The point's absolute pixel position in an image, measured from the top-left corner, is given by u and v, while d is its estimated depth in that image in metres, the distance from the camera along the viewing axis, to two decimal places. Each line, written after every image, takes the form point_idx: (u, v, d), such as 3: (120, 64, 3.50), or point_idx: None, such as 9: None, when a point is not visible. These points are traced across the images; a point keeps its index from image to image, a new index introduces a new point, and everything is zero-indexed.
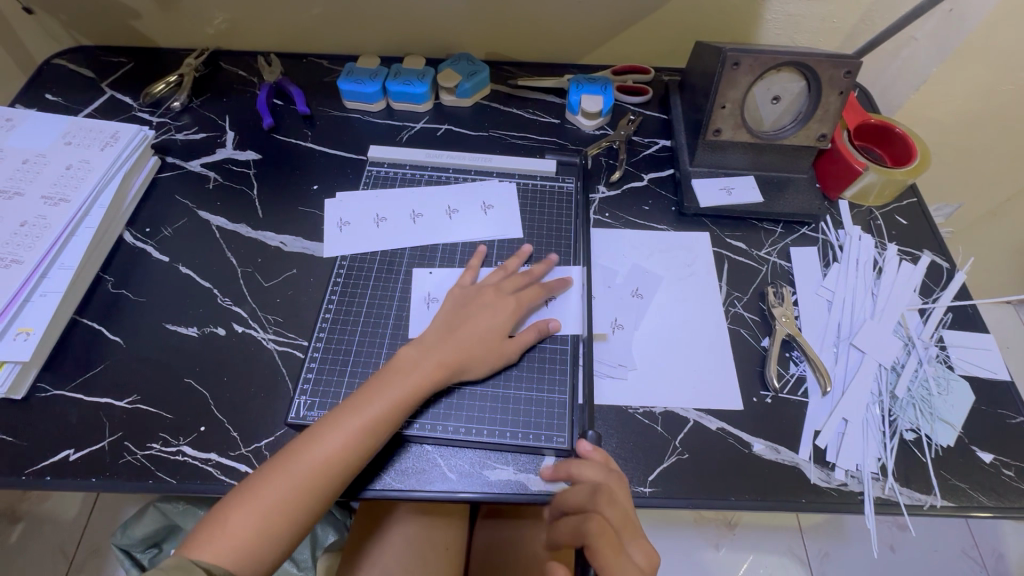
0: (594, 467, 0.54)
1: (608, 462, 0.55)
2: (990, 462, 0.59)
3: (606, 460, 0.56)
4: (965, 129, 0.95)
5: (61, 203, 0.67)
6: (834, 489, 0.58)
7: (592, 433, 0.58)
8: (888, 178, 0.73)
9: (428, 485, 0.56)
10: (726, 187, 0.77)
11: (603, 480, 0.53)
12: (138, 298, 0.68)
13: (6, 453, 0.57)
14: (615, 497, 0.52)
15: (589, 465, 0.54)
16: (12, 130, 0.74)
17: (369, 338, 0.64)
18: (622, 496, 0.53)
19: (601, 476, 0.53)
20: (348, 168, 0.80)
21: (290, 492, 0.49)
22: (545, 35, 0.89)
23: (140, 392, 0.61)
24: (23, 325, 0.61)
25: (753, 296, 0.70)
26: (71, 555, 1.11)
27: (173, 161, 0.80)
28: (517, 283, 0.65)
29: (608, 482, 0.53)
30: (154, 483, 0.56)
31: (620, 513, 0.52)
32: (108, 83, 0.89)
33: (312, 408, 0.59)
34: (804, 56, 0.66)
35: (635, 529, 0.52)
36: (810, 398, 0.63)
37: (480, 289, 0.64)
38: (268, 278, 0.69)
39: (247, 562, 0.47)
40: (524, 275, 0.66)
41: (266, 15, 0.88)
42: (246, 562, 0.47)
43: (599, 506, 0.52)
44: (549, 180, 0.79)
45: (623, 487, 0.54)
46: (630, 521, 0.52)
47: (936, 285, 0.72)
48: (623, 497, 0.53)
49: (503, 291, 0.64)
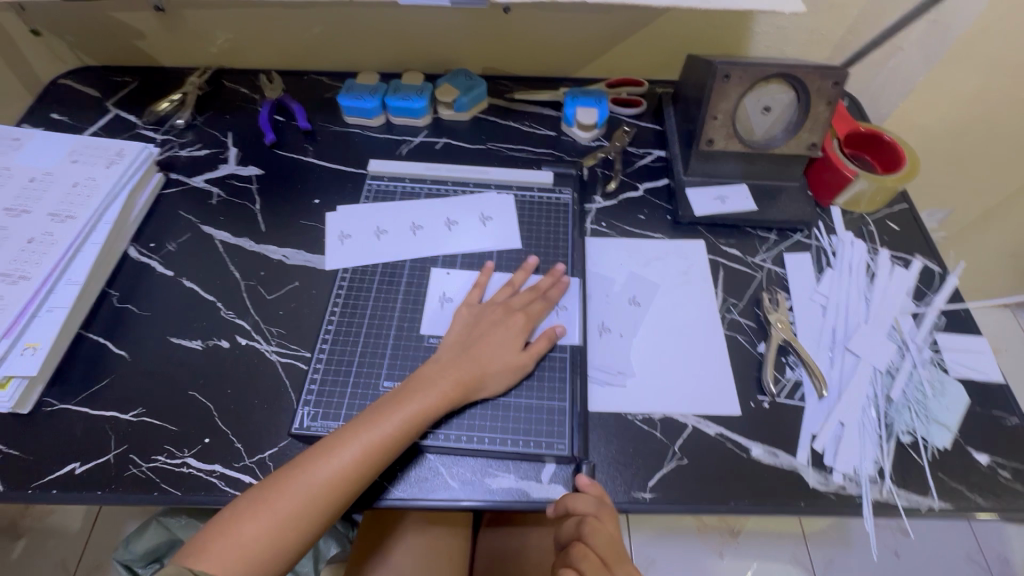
0: (585, 499, 0.53)
1: (602, 497, 0.54)
2: (986, 463, 0.60)
3: (600, 494, 0.54)
4: (954, 135, 0.97)
5: (68, 220, 0.69)
6: (833, 492, 0.58)
7: (586, 465, 0.58)
8: (878, 185, 0.75)
9: (430, 493, 0.57)
10: (720, 196, 0.78)
11: (593, 512, 0.53)
12: (142, 312, 0.69)
13: (13, 467, 0.57)
14: (601, 527, 0.52)
15: (581, 497, 0.53)
16: (19, 149, 0.75)
17: (372, 348, 0.65)
18: (611, 526, 0.53)
19: (592, 508, 0.53)
20: (348, 182, 0.81)
21: (303, 504, 0.50)
22: (541, 50, 0.91)
23: (145, 405, 0.62)
24: (30, 340, 0.62)
25: (748, 302, 0.71)
26: (72, 569, 1.11)
27: (177, 177, 0.82)
28: (526, 299, 0.66)
29: (598, 514, 0.52)
30: (159, 495, 0.57)
31: (607, 542, 0.52)
32: (114, 102, 0.90)
33: (316, 418, 0.60)
34: (792, 68, 0.68)
35: (622, 555, 0.52)
36: (806, 402, 0.63)
37: (489, 307, 0.65)
38: (271, 291, 0.71)
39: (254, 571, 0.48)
40: (532, 291, 0.67)
41: (267, 34, 0.90)
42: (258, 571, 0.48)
43: (585, 537, 0.52)
44: (545, 191, 0.80)
45: (613, 518, 0.54)
46: (616, 548, 0.52)
47: (929, 289, 0.73)
48: (611, 527, 0.53)
49: (512, 308, 0.65)
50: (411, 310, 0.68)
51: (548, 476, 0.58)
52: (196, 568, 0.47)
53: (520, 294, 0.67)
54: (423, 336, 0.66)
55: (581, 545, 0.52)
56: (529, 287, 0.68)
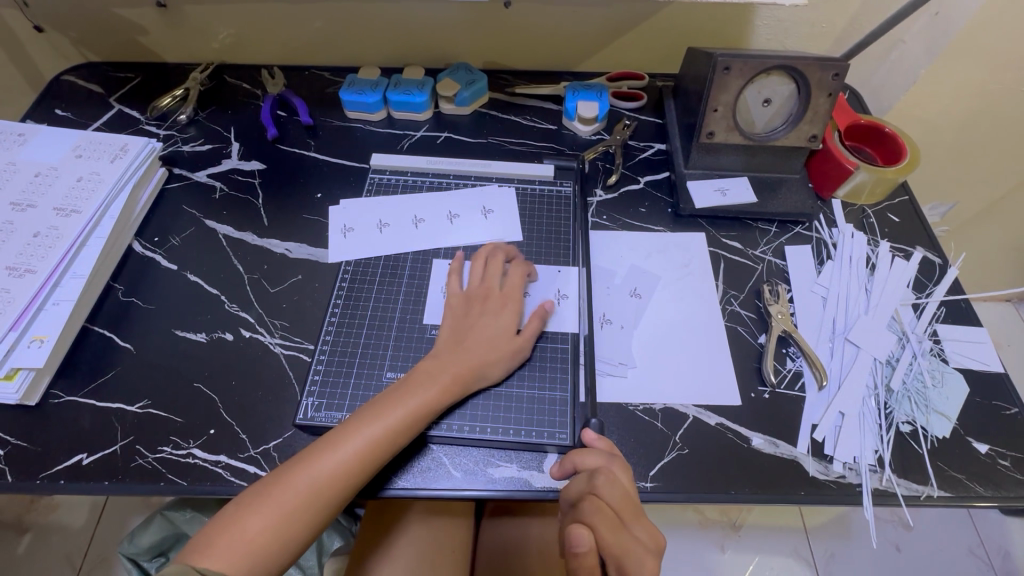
0: (596, 454, 0.54)
1: (612, 450, 0.56)
2: (986, 453, 0.60)
3: (610, 447, 0.57)
4: (955, 128, 0.97)
5: (73, 214, 0.69)
6: (834, 481, 0.59)
7: (594, 420, 0.60)
8: (879, 177, 0.75)
9: (433, 483, 0.57)
10: (721, 189, 0.79)
11: (604, 465, 0.54)
12: (147, 305, 0.69)
13: (21, 458, 0.58)
14: (614, 477, 0.52)
15: (591, 453, 0.55)
16: (25, 145, 0.76)
17: (374, 340, 0.66)
18: (624, 478, 0.53)
19: (603, 462, 0.54)
20: (351, 176, 0.82)
21: (307, 498, 0.51)
22: (541, 44, 0.92)
23: (150, 397, 0.62)
24: (36, 333, 0.62)
25: (749, 294, 0.72)
26: (79, 564, 1.12)
27: (180, 172, 0.82)
28: (514, 279, 0.66)
29: (610, 466, 0.54)
30: (165, 485, 0.57)
31: (620, 494, 0.51)
32: (117, 98, 0.91)
33: (320, 409, 0.61)
34: (793, 60, 0.68)
35: (637, 510, 0.51)
36: (807, 393, 0.64)
37: (478, 290, 0.65)
38: (274, 285, 0.71)
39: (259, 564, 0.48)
40: (519, 267, 0.67)
41: (269, 29, 0.90)
42: (263, 564, 0.49)
43: (597, 486, 0.51)
44: (547, 185, 0.80)
45: (625, 472, 0.54)
46: (631, 502, 0.52)
47: (929, 280, 0.73)
48: (623, 479, 0.53)
49: (501, 291, 0.65)
50: (414, 302, 0.69)
51: (550, 465, 0.59)
52: (202, 562, 0.47)
53: (509, 273, 0.67)
54: (426, 328, 0.67)
55: (593, 497, 0.51)
56: (517, 265, 0.68)
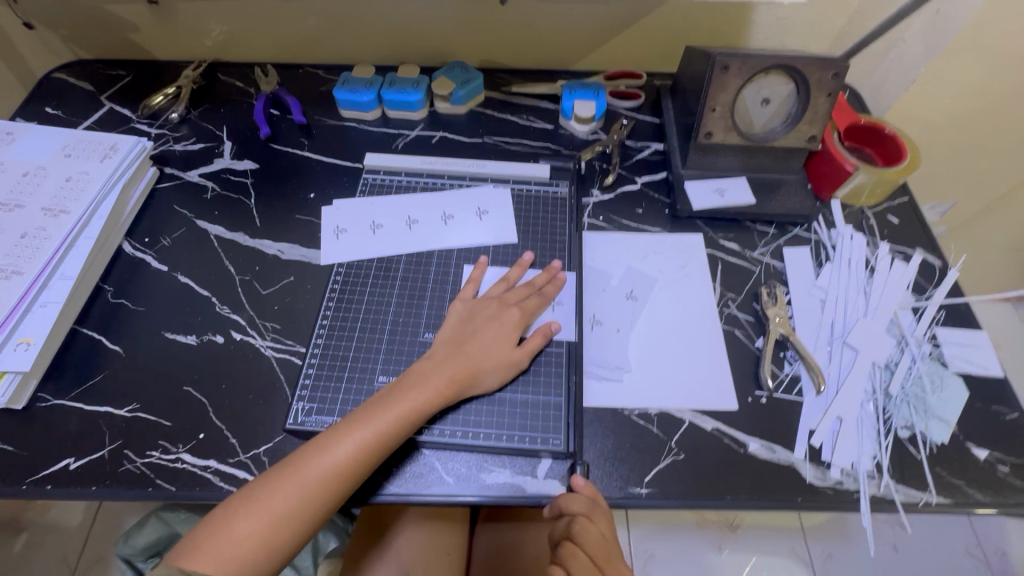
0: (579, 500, 0.53)
1: (596, 497, 0.54)
2: (985, 459, 0.59)
3: (595, 494, 0.54)
4: (956, 128, 0.96)
5: (61, 214, 0.68)
6: (830, 488, 0.58)
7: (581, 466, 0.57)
8: (879, 178, 0.74)
9: (425, 488, 0.57)
10: (719, 189, 0.77)
11: (586, 512, 0.52)
12: (137, 307, 0.69)
13: (8, 463, 0.57)
14: (592, 527, 0.52)
15: (574, 499, 0.53)
16: (13, 144, 0.75)
17: (367, 343, 0.65)
18: (603, 526, 0.53)
19: (585, 509, 0.52)
20: (345, 176, 0.81)
21: (296, 502, 0.50)
22: (537, 41, 0.91)
23: (140, 401, 0.62)
24: (23, 335, 0.61)
25: (746, 296, 0.71)
26: (73, 564, 1.11)
27: (171, 172, 0.81)
28: (521, 295, 0.66)
29: (591, 514, 0.52)
30: (153, 490, 0.56)
31: (598, 542, 0.52)
32: (108, 96, 0.90)
33: (310, 413, 0.60)
34: (791, 59, 0.67)
35: (613, 556, 0.52)
36: (803, 398, 0.63)
37: (485, 301, 0.65)
38: (266, 286, 0.70)
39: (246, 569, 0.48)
40: (527, 286, 0.67)
41: (262, 27, 0.89)
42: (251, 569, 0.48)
43: (574, 535, 0.51)
44: (543, 185, 0.79)
45: (606, 519, 0.54)
46: (607, 547, 0.52)
47: (929, 283, 0.72)
48: (603, 527, 0.53)
49: (507, 302, 0.65)
50: (408, 303, 0.68)
51: (544, 471, 0.58)
52: (188, 566, 0.47)
53: (516, 289, 0.66)
54: (419, 331, 0.66)
55: (570, 542, 0.52)
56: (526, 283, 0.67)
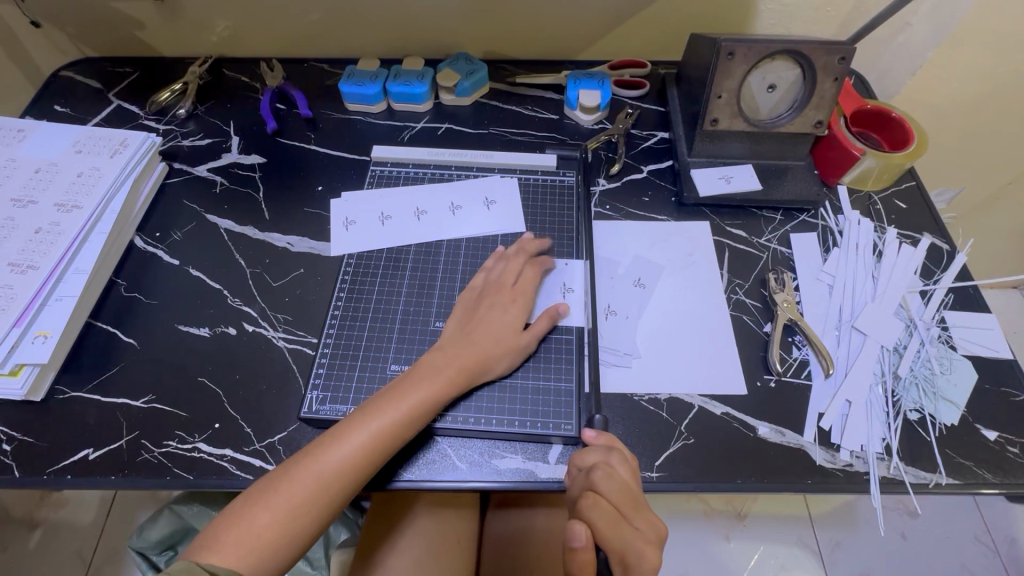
0: (594, 451, 0.53)
1: (612, 444, 0.54)
2: (994, 440, 0.60)
3: (610, 442, 0.55)
4: (963, 113, 0.96)
5: (74, 210, 0.69)
6: (840, 470, 0.58)
7: (598, 415, 0.58)
8: (886, 162, 0.74)
9: (439, 475, 0.57)
10: (725, 177, 0.78)
11: (602, 460, 0.53)
12: (150, 300, 0.69)
13: (29, 454, 0.58)
14: (613, 472, 0.51)
15: (589, 451, 0.54)
16: (24, 141, 0.76)
17: (378, 332, 0.65)
18: (625, 473, 0.52)
19: (601, 457, 0.53)
20: (352, 168, 0.81)
21: (312, 493, 0.51)
22: (541, 32, 0.91)
23: (155, 392, 0.62)
24: (40, 328, 0.62)
25: (754, 282, 0.71)
26: (89, 558, 1.13)
27: (180, 167, 0.82)
28: (523, 274, 0.66)
29: (608, 460, 0.52)
30: (171, 479, 0.57)
31: (620, 488, 0.51)
32: (115, 93, 0.90)
33: (324, 403, 0.61)
34: (797, 44, 0.67)
35: (638, 501, 0.51)
36: (813, 380, 0.63)
37: (493, 286, 0.65)
38: (276, 278, 0.71)
39: (264, 562, 0.48)
40: (533, 270, 0.67)
41: (267, 21, 0.90)
42: (270, 559, 0.49)
43: (596, 483, 0.51)
44: (549, 175, 0.80)
45: (627, 467, 0.53)
46: (631, 496, 0.51)
47: (937, 267, 0.72)
48: (624, 473, 0.52)
49: (511, 286, 0.65)
50: (418, 292, 0.68)
51: (555, 456, 0.59)
52: (207, 559, 0.47)
53: (518, 266, 0.67)
54: (429, 320, 0.66)
55: (592, 493, 0.50)
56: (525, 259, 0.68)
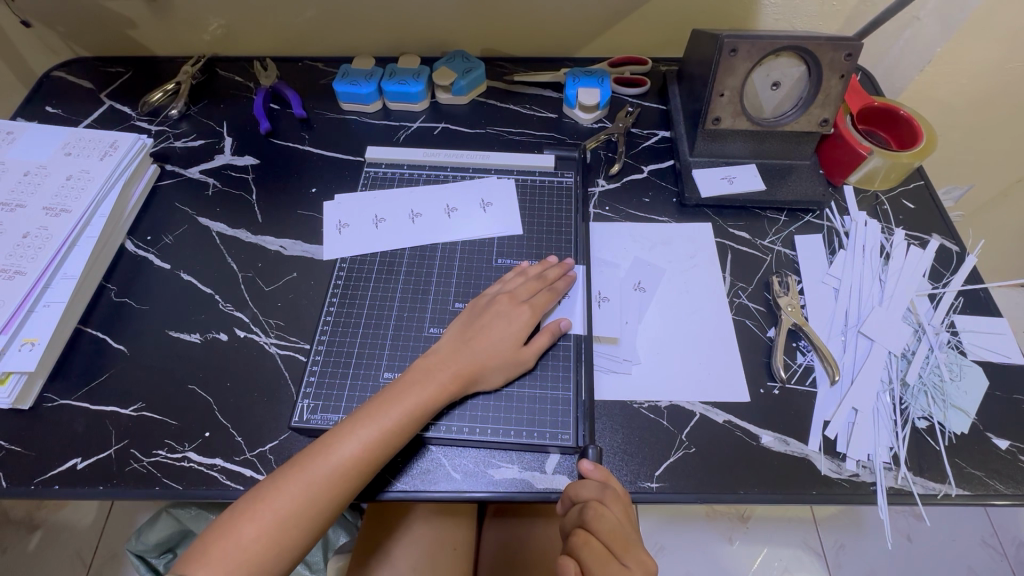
0: (589, 485, 0.52)
1: (608, 481, 0.53)
2: (1006, 449, 0.58)
3: (606, 478, 0.53)
4: (973, 109, 0.93)
5: (63, 214, 0.68)
6: (846, 480, 0.56)
7: (592, 449, 0.56)
8: (894, 162, 0.72)
9: (433, 485, 0.56)
10: (728, 177, 0.76)
11: (596, 497, 0.51)
12: (141, 306, 0.68)
13: (16, 464, 0.57)
14: (604, 511, 0.49)
15: (584, 484, 0.52)
16: (13, 143, 0.74)
17: (371, 338, 0.64)
18: (618, 512, 0.50)
19: (595, 493, 0.51)
20: (346, 169, 0.80)
21: (301, 503, 0.49)
22: (539, 29, 0.89)
23: (145, 400, 0.61)
24: (27, 336, 0.61)
25: (757, 286, 0.69)
26: (89, 559, 1.13)
27: (173, 169, 0.80)
28: (531, 289, 0.64)
29: (602, 498, 0.51)
30: (160, 489, 0.56)
31: (611, 527, 0.49)
32: (108, 94, 0.89)
33: (315, 411, 0.59)
34: (802, 40, 0.65)
35: (630, 541, 0.49)
36: (818, 388, 0.61)
37: (497, 296, 0.63)
38: (268, 283, 0.69)
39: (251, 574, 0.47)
40: (538, 280, 0.65)
41: (261, 19, 0.88)
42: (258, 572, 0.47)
43: (587, 521, 0.49)
44: (547, 176, 0.78)
45: (620, 503, 0.51)
46: (623, 534, 0.49)
47: (946, 269, 0.70)
48: (617, 512, 0.50)
49: (517, 298, 0.63)
50: (412, 297, 0.67)
51: (552, 466, 0.57)
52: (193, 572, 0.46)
53: (527, 282, 0.65)
54: (424, 327, 0.65)
55: (583, 531, 0.49)
56: (537, 276, 0.66)
